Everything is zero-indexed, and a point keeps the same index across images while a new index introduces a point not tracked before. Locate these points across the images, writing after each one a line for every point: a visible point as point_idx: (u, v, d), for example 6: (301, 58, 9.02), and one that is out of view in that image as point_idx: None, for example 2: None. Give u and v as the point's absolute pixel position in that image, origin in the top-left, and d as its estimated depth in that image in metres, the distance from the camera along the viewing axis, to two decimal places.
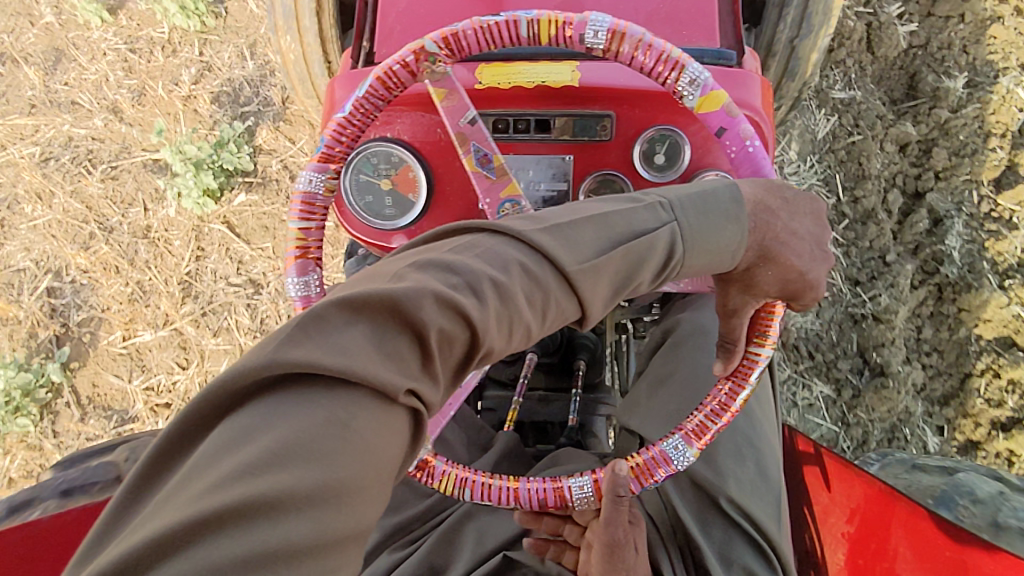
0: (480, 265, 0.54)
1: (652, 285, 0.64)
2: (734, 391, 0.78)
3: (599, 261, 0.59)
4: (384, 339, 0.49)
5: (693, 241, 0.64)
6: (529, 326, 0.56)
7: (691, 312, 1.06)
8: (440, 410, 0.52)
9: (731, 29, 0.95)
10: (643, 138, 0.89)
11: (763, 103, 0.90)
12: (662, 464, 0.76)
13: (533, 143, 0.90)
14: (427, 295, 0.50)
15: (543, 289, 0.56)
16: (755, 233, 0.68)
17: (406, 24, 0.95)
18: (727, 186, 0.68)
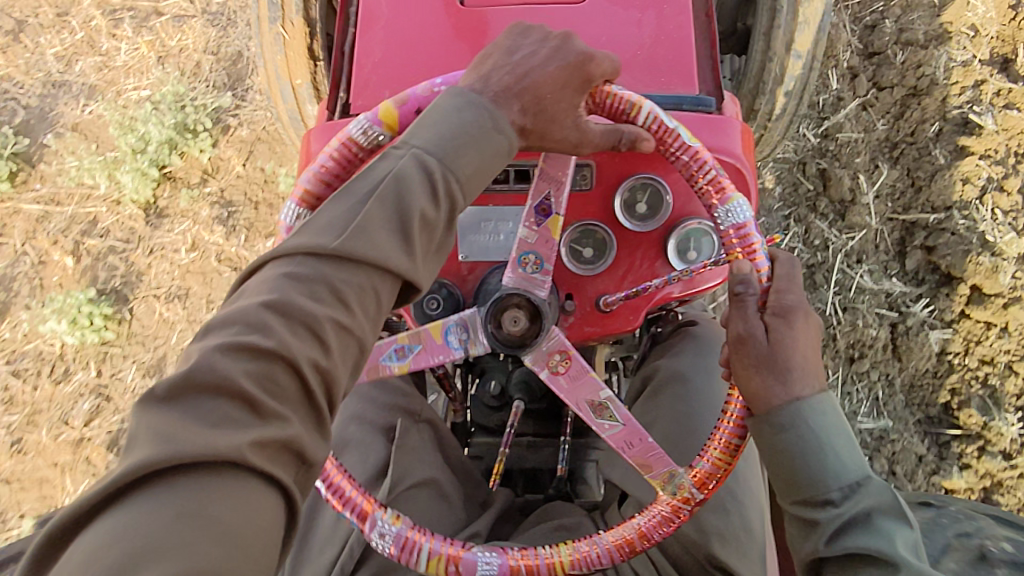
0: (259, 304, 0.56)
1: (441, 211, 0.63)
2: (703, 169, 0.78)
3: (360, 220, 0.60)
4: (195, 412, 0.51)
5: (450, 155, 0.64)
6: (335, 317, 0.57)
7: (670, 358, 1.04)
8: (293, 435, 0.53)
9: (709, 72, 0.94)
10: (624, 188, 0.87)
11: (744, 149, 0.88)
12: (746, 231, 0.76)
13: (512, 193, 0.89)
14: (212, 353, 0.53)
15: (323, 280, 0.58)
16: (500, 91, 0.70)
17: (383, 74, 0.93)
18: (457, 94, 0.69)
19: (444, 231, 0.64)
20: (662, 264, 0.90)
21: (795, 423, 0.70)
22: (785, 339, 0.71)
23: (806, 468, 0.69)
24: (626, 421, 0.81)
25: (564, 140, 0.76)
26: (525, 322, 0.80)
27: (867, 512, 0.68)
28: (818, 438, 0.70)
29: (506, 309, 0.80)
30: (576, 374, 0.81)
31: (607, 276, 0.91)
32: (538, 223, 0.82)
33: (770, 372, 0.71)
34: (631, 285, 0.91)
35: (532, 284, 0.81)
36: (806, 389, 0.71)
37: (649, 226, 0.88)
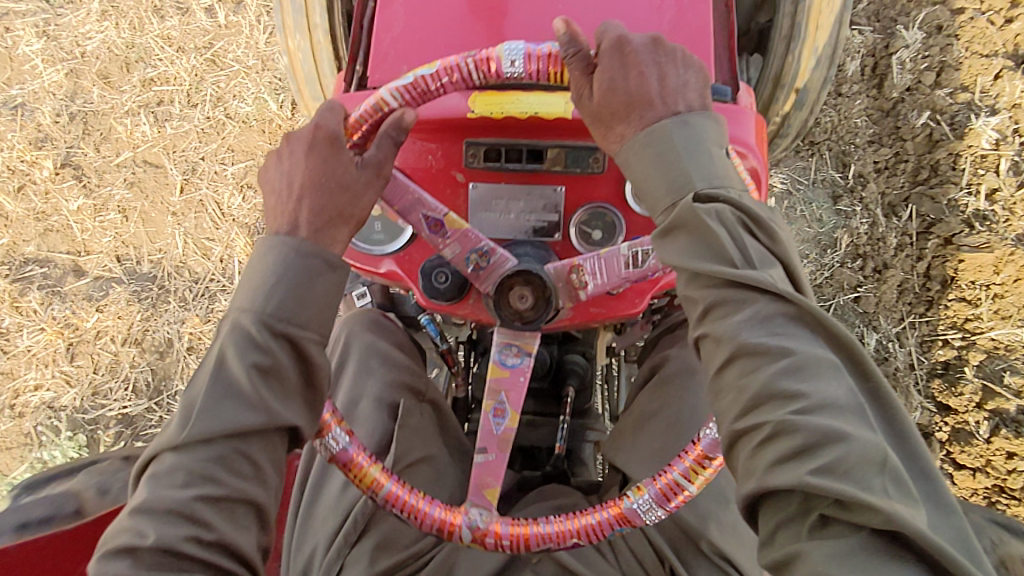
0: (135, 509, 0.70)
1: (282, 360, 0.72)
2: (459, 69, 0.80)
3: (198, 410, 0.70)
4: None
5: (283, 318, 0.73)
6: (201, 495, 0.69)
7: (679, 349, 1.06)
8: None
9: (726, 64, 0.94)
10: None
11: (757, 141, 0.89)
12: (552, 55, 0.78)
13: (526, 172, 0.90)
14: (102, 564, 0.68)
15: (189, 469, 0.70)
16: (309, 214, 0.77)
17: (402, 50, 0.94)
18: (269, 247, 0.75)
19: (294, 372, 0.73)
20: None
21: (625, 155, 0.73)
22: (607, 79, 0.74)
23: (648, 192, 0.72)
24: None
25: (362, 171, 0.79)
26: (531, 301, 0.82)
27: (690, 235, 0.69)
28: (651, 154, 0.72)
29: (512, 286, 0.82)
30: (597, 272, 0.83)
31: None
32: (445, 236, 0.83)
33: (600, 120, 0.75)
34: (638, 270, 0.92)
35: (498, 266, 0.83)
36: (649, 118, 0.73)
37: None
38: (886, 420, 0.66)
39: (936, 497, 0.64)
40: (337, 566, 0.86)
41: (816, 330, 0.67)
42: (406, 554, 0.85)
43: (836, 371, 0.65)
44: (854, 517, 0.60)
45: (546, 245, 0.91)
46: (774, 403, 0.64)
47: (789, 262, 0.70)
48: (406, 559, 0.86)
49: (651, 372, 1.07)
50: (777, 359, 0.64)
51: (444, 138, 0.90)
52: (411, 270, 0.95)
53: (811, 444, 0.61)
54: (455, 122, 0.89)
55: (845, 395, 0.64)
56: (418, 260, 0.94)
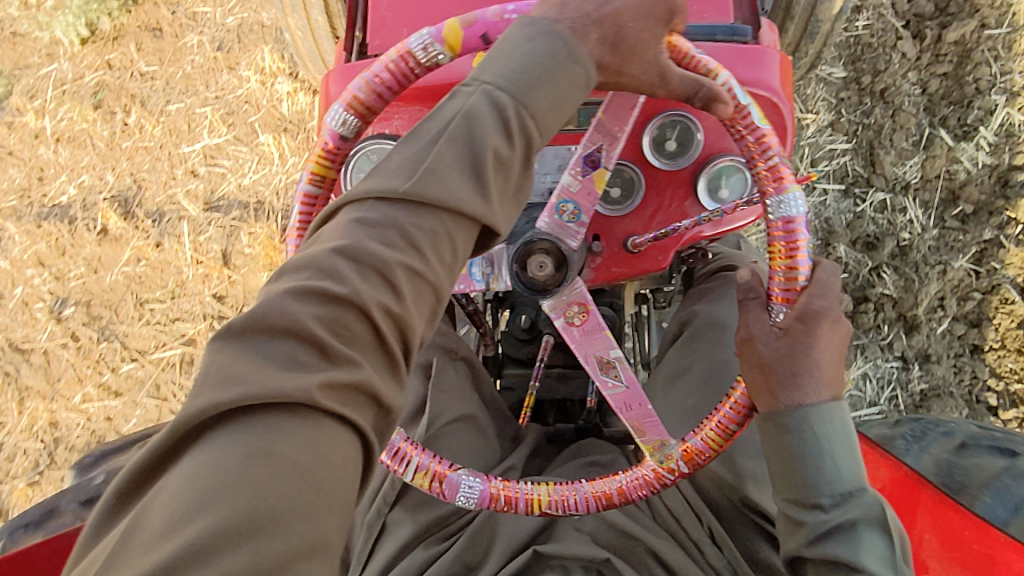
0: (329, 249, 0.54)
1: (516, 148, 0.60)
2: (766, 153, 0.73)
3: (430, 164, 0.58)
4: (263, 354, 0.50)
5: (522, 87, 0.61)
6: (405, 262, 0.55)
7: (707, 304, 1.03)
8: (361, 379, 0.51)
9: None
10: (652, 125, 0.84)
11: (782, 83, 0.84)
12: (793, 227, 0.72)
13: None
14: (281, 299, 0.51)
15: (395, 227, 0.56)
16: (578, 18, 0.65)
17: (400, 12, 0.90)
18: (521, 25, 0.64)
19: (517, 162, 0.61)
20: (692, 203, 0.88)
21: (803, 426, 0.68)
22: (805, 337, 0.70)
23: (806, 475, 0.68)
24: (629, 385, 0.83)
25: (641, 77, 0.70)
26: (548, 269, 0.79)
27: (860, 523, 0.66)
28: (828, 440, 0.68)
29: (532, 253, 0.79)
30: (591, 330, 0.82)
31: (636, 217, 0.90)
32: (584, 173, 0.81)
33: (774, 373, 0.70)
34: (660, 226, 0.89)
35: (564, 233, 0.80)
36: (829, 399, 0.69)
37: (680, 163, 0.86)
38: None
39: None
40: (379, 525, 0.89)
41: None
42: (446, 511, 0.87)
43: None
44: None
45: None
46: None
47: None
48: (446, 517, 0.87)
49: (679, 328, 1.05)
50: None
51: None
52: None
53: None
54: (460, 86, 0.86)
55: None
56: None
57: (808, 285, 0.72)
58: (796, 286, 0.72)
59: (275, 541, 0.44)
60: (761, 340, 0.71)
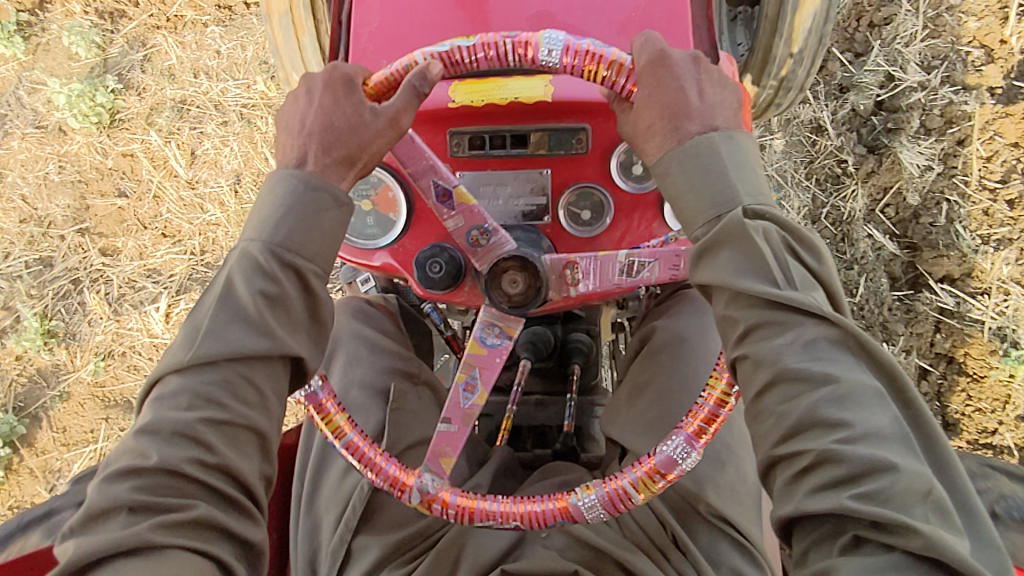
0: (139, 432, 0.71)
1: (287, 286, 0.73)
2: (504, 45, 0.77)
3: (204, 333, 0.72)
4: (97, 526, 0.67)
5: (282, 240, 0.74)
6: (205, 417, 0.70)
7: (667, 319, 1.06)
8: (190, 516, 0.67)
9: (705, 34, 0.94)
10: (619, 150, 0.89)
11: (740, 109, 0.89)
12: (578, 48, 0.77)
13: (510, 158, 0.91)
14: (106, 483, 0.68)
15: (188, 391, 0.71)
16: (308, 152, 0.78)
17: (381, 45, 0.94)
18: (265, 185, 0.78)
19: (297, 299, 0.74)
20: (659, 224, 0.92)
21: (670, 167, 0.75)
22: (648, 89, 0.76)
23: (685, 209, 0.74)
24: (656, 256, 0.84)
25: (370, 126, 0.78)
26: (521, 287, 0.82)
27: (726, 240, 0.71)
28: (695, 170, 0.74)
29: (503, 272, 0.82)
30: (589, 274, 0.84)
31: (606, 239, 0.93)
32: (451, 208, 0.84)
33: (648, 149, 0.77)
34: (629, 246, 0.92)
35: (497, 248, 0.84)
36: (692, 131, 0.75)
37: (646, 185, 0.91)
38: (925, 447, 0.66)
39: (962, 505, 0.64)
40: (343, 550, 0.87)
41: (859, 355, 0.68)
42: (410, 533, 0.86)
43: (880, 399, 0.65)
44: (889, 538, 0.60)
45: (536, 228, 0.92)
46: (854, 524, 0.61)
47: (830, 283, 0.72)
48: (411, 537, 0.87)
49: (641, 344, 1.08)
50: (821, 386, 0.65)
51: (426, 129, 0.90)
52: (406, 262, 0.97)
53: (808, 395, 0.65)
54: (438, 112, 0.89)
55: (887, 424, 0.64)
56: (412, 250, 0.96)
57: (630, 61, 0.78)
58: (624, 68, 0.77)
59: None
60: (624, 120, 0.80)
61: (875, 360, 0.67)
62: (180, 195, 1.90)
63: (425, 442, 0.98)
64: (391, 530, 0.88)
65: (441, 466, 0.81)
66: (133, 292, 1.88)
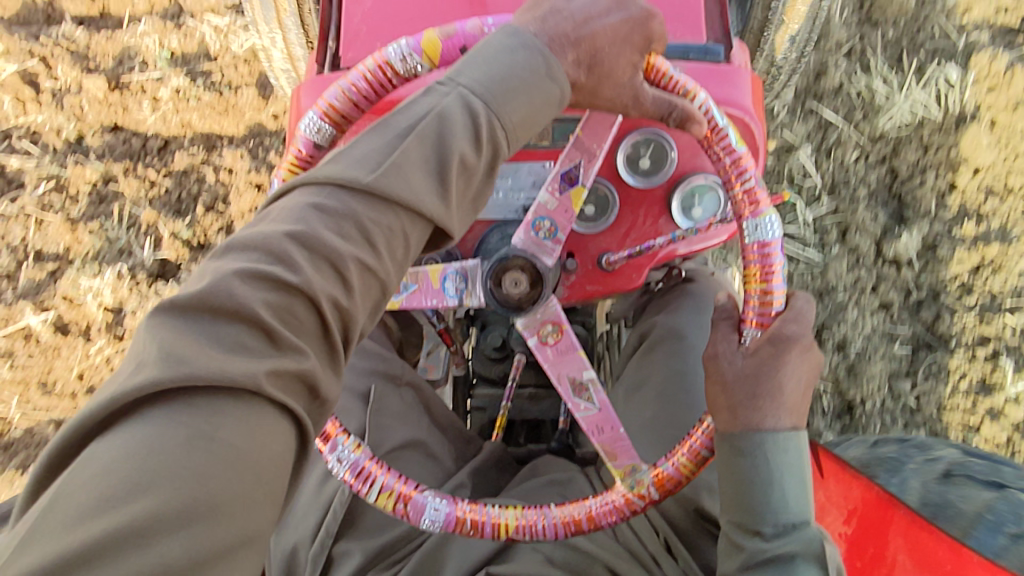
0: (282, 233, 0.53)
1: (480, 155, 0.60)
2: (743, 175, 0.71)
3: (394, 159, 0.57)
4: (208, 334, 0.48)
5: (497, 95, 0.61)
6: (359, 257, 0.55)
7: (666, 316, 1.03)
8: (307, 369, 0.51)
9: (719, 21, 0.89)
10: (628, 141, 0.84)
11: (752, 101, 0.85)
12: (769, 251, 0.70)
13: (518, 147, 0.87)
14: (232, 278, 0.50)
15: (352, 219, 0.55)
16: (558, 39, 0.66)
17: (374, 26, 0.88)
18: (508, 32, 0.64)
19: (478, 168, 0.61)
20: (665, 220, 0.88)
21: (757, 451, 0.68)
22: (770, 362, 0.69)
23: (754, 499, 0.68)
24: (602, 408, 0.81)
25: (614, 101, 0.72)
26: (520, 289, 0.78)
27: (789, 544, 0.66)
28: (780, 470, 0.67)
29: (508, 271, 0.77)
30: (556, 355, 0.81)
31: (610, 235, 0.89)
32: (560, 190, 0.80)
33: (737, 396, 0.69)
34: (634, 243, 0.89)
35: (540, 250, 0.79)
36: (783, 426, 0.68)
37: (653, 181, 0.86)
38: None
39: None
40: (324, 556, 0.84)
41: None
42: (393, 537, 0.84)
43: None
44: None
45: None
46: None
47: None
48: (394, 543, 0.85)
49: (638, 341, 1.06)
50: None
51: None
52: None
53: None
54: None
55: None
56: None
57: (780, 313, 0.70)
58: (769, 311, 0.70)
59: (219, 528, 0.43)
60: (726, 350, 0.71)
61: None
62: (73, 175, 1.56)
63: (411, 444, 0.95)
64: (376, 534, 0.86)
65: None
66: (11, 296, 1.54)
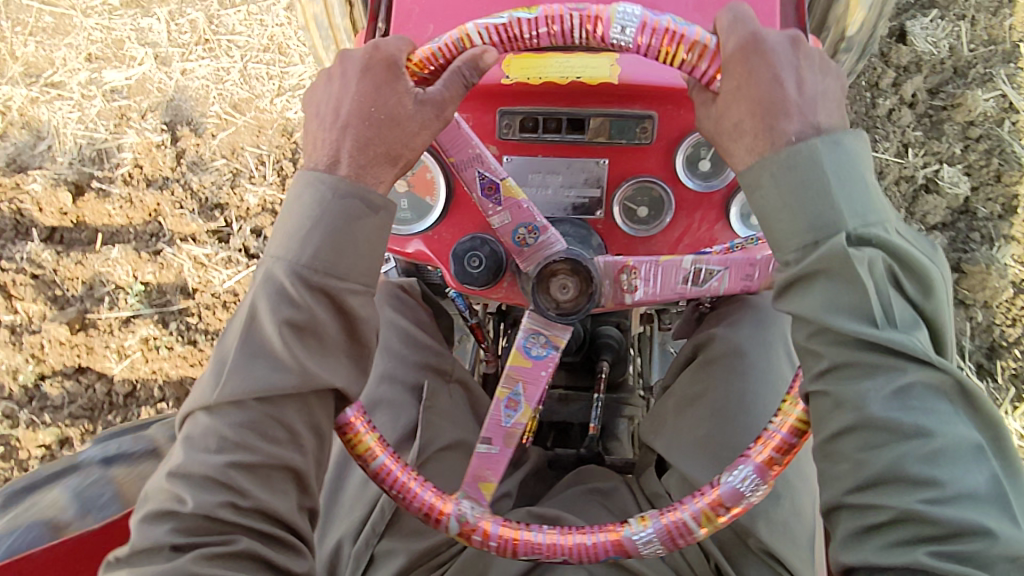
0: (169, 474, 0.66)
1: (318, 315, 0.66)
2: (562, 20, 0.68)
3: (228, 374, 0.66)
4: (154, 557, 0.63)
5: (314, 260, 0.66)
6: (234, 461, 0.64)
7: (725, 330, 0.97)
8: (245, 548, 0.64)
9: (793, 11, 0.84)
10: (690, 141, 0.80)
11: None
12: (651, 26, 0.67)
13: (565, 143, 0.82)
14: (149, 521, 0.65)
15: (221, 434, 0.65)
16: (347, 148, 0.69)
17: (427, 7, 0.85)
18: (298, 189, 0.69)
19: (328, 332, 0.67)
20: (721, 227, 0.84)
21: (760, 180, 0.65)
22: (735, 86, 0.66)
23: (780, 226, 0.63)
24: (725, 262, 0.76)
25: (426, 129, 0.71)
26: (572, 293, 0.74)
27: (823, 269, 0.61)
28: (793, 182, 0.63)
29: (552, 276, 0.74)
30: (650, 278, 0.76)
31: (661, 239, 0.84)
32: (498, 203, 0.77)
33: (724, 141, 0.68)
34: (687, 249, 0.84)
35: (545, 249, 0.76)
36: (789, 133, 0.64)
37: (712, 185, 0.82)
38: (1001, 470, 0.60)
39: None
40: (366, 557, 0.82)
41: (957, 403, 0.61)
42: (439, 540, 0.81)
43: (978, 454, 0.59)
44: None
45: (585, 223, 0.83)
46: (897, 485, 0.59)
47: (936, 323, 0.63)
48: (438, 545, 0.81)
49: (691, 352, 0.99)
50: (912, 439, 0.59)
51: (475, 105, 0.81)
52: (439, 251, 0.88)
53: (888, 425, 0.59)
54: (488, 89, 0.80)
55: (984, 484, 0.59)
56: (448, 240, 0.87)
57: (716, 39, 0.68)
58: (707, 52, 0.68)
59: None
60: (703, 114, 0.70)
61: (981, 417, 0.61)
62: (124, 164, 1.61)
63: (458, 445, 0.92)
64: (417, 539, 0.82)
65: (484, 494, 0.73)
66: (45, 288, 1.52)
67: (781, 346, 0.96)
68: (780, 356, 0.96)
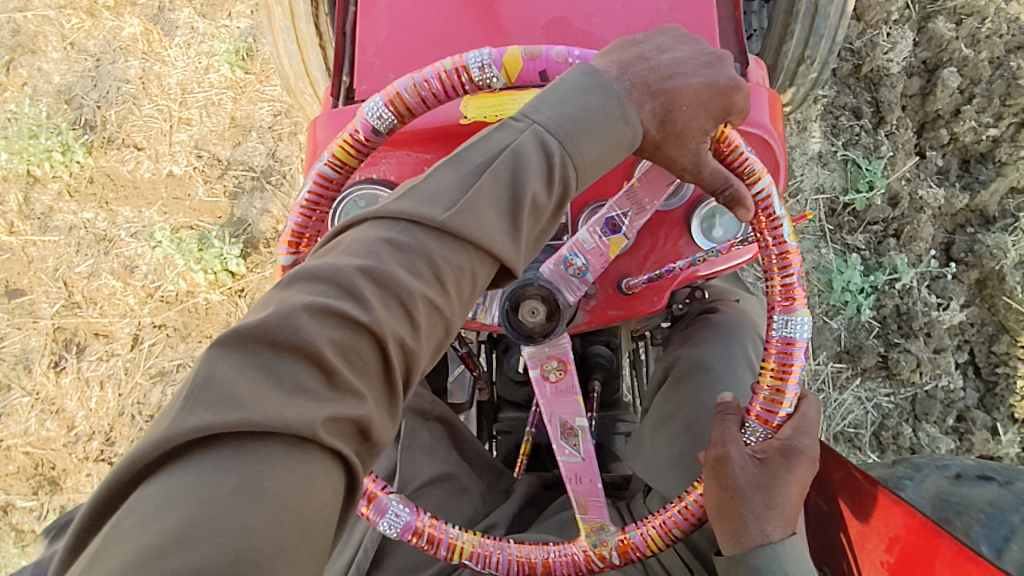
0: (354, 269, 0.53)
1: (551, 196, 0.61)
2: (784, 271, 0.73)
3: (468, 199, 0.58)
4: (273, 374, 0.48)
5: (570, 134, 0.61)
6: (428, 296, 0.55)
7: (690, 348, 1.00)
8: (364, 414, 0.50)
9: (733, 36, 0.90)
10: None
11: (771, 118, 0.83)
12: (791, 351, 0.73)
13: None
14: (300, 312, 0.50)
15: (424, 256, 0.55)
16: (639, 84, 0.66)
17: (388, 58, 0.90)
18: (580, 69, 0.65)
19: (545, 210, 0.61)
20: (686, 242, 0.87)
21: (774, 565, 0.69)
22: (781, 477, 0.71)
23: None
24: (587, 458, 0.80)
25: (675, 161, 0.70)
26: (543, 315, 0.77)
27: None
28: (795, 573, 0.69)
29: (524, 300, 0.77)
30: (548, 395, 0.81)
31: (629, 258, 0.88)
32: (603, 233, 0.79)
33: (748, 501, 0.70)
34: (654, 265, 0.88)
35: (566, 285, 0.79)
36: (787, 533, 0.71)
37: (673, 204, 0.85)
38: None
39: None
40: None
41: None
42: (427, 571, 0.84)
43: None
44: None
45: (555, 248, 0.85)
46: None
47: None
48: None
49: (663, 373, 1.02)
50: None
51: (438, 147, 0.86)
52: None
53: None
54: (451, 130, 0.84)
55: None
56: None
57: (790, 416, 0.74)
58: (777, 410, 0.73)
59: None
60: (739, 467, 0.71)
61: None
62: (183, 216, 1.81)
63: (440, 478, 0.95)
64: (406, 570, 0.85)
65: None
66: (140, 331, 1.78)
67: (745, 360, 0.98)
68: (744, 367, 0.98)
